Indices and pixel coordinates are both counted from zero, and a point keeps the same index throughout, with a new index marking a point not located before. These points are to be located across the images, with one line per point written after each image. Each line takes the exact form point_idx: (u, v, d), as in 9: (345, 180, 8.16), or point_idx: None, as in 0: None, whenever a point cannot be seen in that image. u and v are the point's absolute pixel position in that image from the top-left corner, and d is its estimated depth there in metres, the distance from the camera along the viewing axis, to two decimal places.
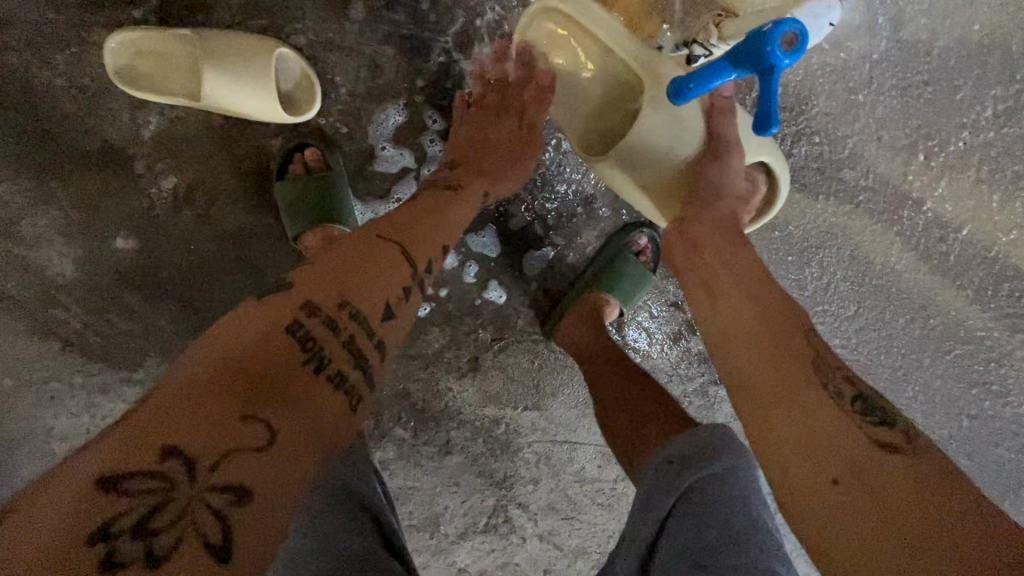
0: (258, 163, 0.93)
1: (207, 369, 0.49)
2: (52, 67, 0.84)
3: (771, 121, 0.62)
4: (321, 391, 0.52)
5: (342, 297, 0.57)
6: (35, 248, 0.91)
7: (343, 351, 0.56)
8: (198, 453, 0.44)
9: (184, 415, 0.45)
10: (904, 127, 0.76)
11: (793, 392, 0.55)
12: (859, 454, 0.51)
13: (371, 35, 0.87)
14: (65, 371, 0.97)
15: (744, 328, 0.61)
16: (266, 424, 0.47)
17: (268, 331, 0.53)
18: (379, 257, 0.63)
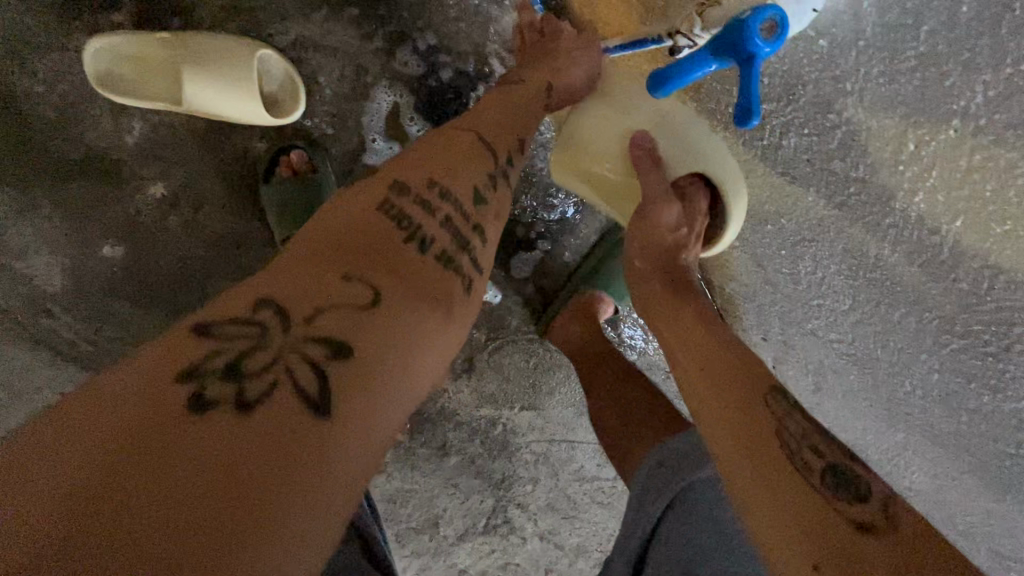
0: (246, 168, 0.92)
1: (313, 252, 0.46)
2: (31, 74, 0.83)
3: (751, 113, 0.62)
4: (423, 267, 0.49)
5: (431, 178, 0.54)
6: (21, 258, 0.90)
7: (443, 229, 0.52)
8: (290, 306, 0.41)
9: (297, 275, 0.43)
10: (891, 116, 0.72)
11: (751, 409, 0.53)
12: (832, 532, 0.44)
13: (354, 34, 0.86)
14: (57, 381, 0.97)
15: (710, 399, 0.56)
16: (369, 287, 0.45)
17: (360, 212, 0.49)
18: (457, 144, 0.58)
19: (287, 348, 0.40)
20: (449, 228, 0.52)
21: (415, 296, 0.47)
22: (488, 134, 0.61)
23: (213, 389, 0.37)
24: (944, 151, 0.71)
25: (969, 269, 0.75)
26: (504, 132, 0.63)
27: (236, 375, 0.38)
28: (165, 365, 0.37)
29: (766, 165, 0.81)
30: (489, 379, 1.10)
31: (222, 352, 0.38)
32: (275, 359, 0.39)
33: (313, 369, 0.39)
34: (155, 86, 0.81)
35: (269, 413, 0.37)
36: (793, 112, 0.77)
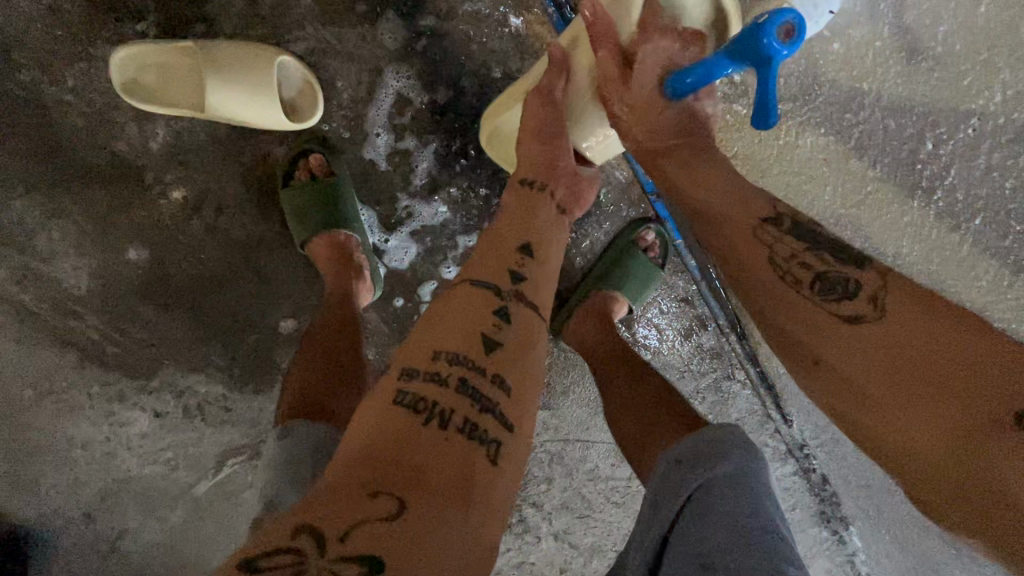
0: (265, 172, 0.94)
1: (371, 411, 0.54)
2: (60, 83, 0.86)
3: (769, 113, 0.63)
4: (440, 456, 0.51)
5: (436, 351, 0.57)
6: (49, 261, 0.93)
7: (462, 399, 0.54)
8: (327, 523, 0.45)
9: (322, 499, 0.47)
10: (908, 116, 0.69)
11: (811, 325, 0.54)
12: (849, 340, 0.51)
13: (372, 41, 0.88)
14: (84, 381, 0.99)
15: (739, 272, 0.61)
16: (392, 496, 0.47)
17: (378, 415, 0.53)
18: (464, 305, 0.60)
19: (331, 567, 0.43)
20: (468, 390, 0.55)
21: (447, 487, 0.49)
22: (482, 276, 0.62)
23: (269, 557, 0.44)
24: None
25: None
26: (494, 266, 0.63)
27: None
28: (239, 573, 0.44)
29: None
30: None
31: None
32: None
33: None
34: (178, 93, 0.84)
35: None
36: (810, 111, 0.80)
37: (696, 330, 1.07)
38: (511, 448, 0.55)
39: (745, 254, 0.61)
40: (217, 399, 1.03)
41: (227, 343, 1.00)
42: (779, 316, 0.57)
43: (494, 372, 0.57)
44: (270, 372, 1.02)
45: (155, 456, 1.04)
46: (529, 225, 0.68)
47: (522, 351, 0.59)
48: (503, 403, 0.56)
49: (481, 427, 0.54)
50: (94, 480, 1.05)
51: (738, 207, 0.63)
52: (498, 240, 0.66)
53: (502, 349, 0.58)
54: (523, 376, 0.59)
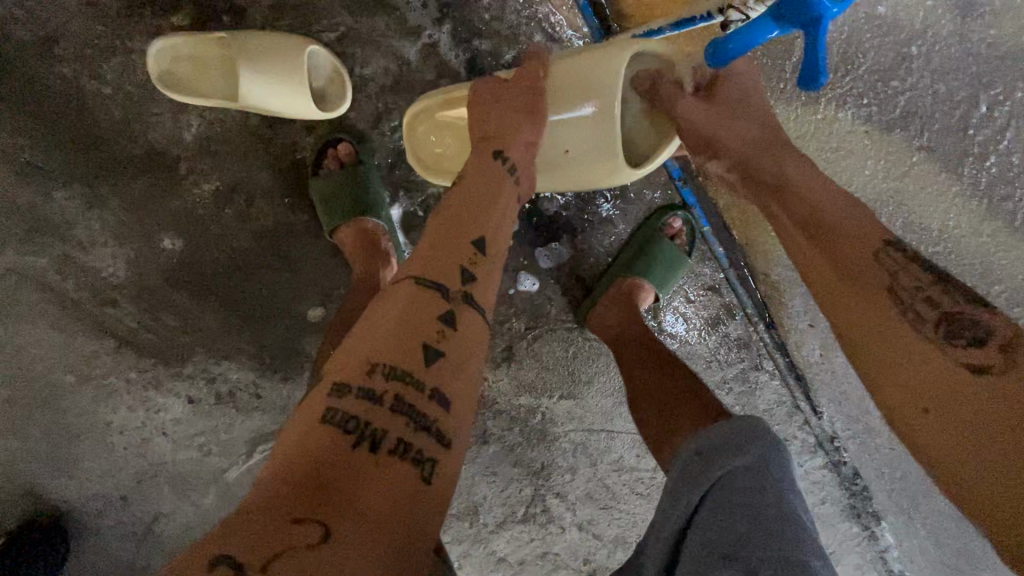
0: (294, 162, 0.96)
1: (298, 444, 0.51)
2: (100, 76, 0.88)
3: (819, 74, 0.60)
4: (371, 485, 0.49)
5: (372, 362, 0.54)
6: (89, 250, 0.96)
7: (394, 415, 0.53)
8: (246, 557, 0.43)
9: (240, 530, 0.45)
10: (961, 77, 0.71)
11: (918, 369, 0.51)
12: (959, 383, 0.49)
13: (399, 28, 0.89)
14: (121, 367, 1.02)
15: (835, 285, 0.58)
16: (315, 524, 0.45)
17: (306, 437, 0.51)
18: (406, 305, 0.58)
19: None
20: (404, 407, 0.53)
21: (373, 513, 0.48)
22: (429, 274, 0.60)
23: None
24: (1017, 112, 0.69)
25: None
26: (444, 264, 0.60)
27: None
28: None
29: (819, 140, 0.81)
30: (528, 368, 1.10)
31: None
32: None
33: None
34: (211, 84, 0.85)
35: None
36: (850, 82, 0.76)
37: (723, 320, 1.06)
38: (444, 463, 0.54)
39: (853, 282, 0.57)
40: (248, 385, 1.05)
41: (258, 332, 1.02)
42: (878, 357, 0.54)
43: (431, 385, 0.55)
44: (299, 360, 1.04)
45: (188, 442, 1.07)
46: (481, 221, 0.64)
47: (462, 364, 0.58)
48: (440, 416, 0.55)
49: (415, 445, 0.53)
50: (131, 464, 1.08)
51: (854, 244, 0.58)
52: (443, 239, 0.63)
53: (444, 357, 0.57)
54: (461, 389, 0.57)
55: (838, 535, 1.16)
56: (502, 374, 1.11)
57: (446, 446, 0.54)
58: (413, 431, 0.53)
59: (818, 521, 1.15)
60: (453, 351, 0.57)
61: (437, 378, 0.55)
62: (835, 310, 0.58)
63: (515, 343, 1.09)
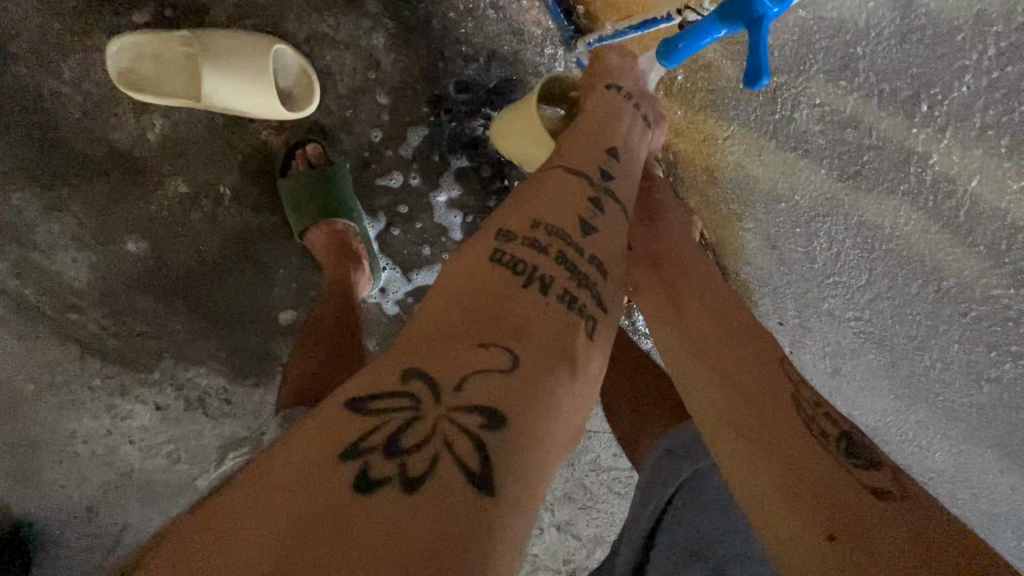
0: (263, 163, 0.94)
1: (468, 279, 0.51)
2: (57, 75, 0.86)
3: (760, 74, 0.58)
4: (549, 313, 0.50)
5: (532, 219, 0.56)
6: (49, 254, 0.93)
7: (560, 266, 0.53)
8: (442, 375, 0.43)
9: (433, 353, 0.44)
10: (903, 78, 0.67)
11: (814, 474, 0.48)
12: (853, 494, 0.46)
13: (366, 27, 0.88)
14: (85, 374, 0.99)
15: (715, 354, 0.59)
16: (505, 349, 0.46)
17: (476, 269, 0.51)
18: (558, 187, 0.60)
19: (442, 417, 0.41)
20: (564, 263, 0.54)
21: (555, 347, 0.49)
22: (575, 164, 0.63)
23: (384, 400, 0.41)
24: (956, 114, 0.65)
25: (986, 231, 0.69)
26: (581, 158, 0.64)
27: (397, 442, 0.39)
28: (324, 436, 0.39)
29: (779, 141, 0.81)
30: None
31: (383, 422, 0.40)
32: (426, 425, 0.40)
33: (470, 432, 0.41)
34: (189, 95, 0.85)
35: (437, 481, 0.38)
36: (804, 83, 0.76)
37: None
38: (606, 325, 0.54)
39: (740, 382, 0.55)
40: (218, 391, 1.03)
41: (227, 335, 1.00)
42: (765, 457, 0.51)
43: (589, 254, 0.56)
44: (270, 364, 1.03)
45: (158, 449, 1.05)
46: (603, 134, 0.68)
47: (614, 235, 0.60)
48: (597, 280, 0.56)
49: (578, 299, 0.53)
50: (98, 473, 1.05)
51: (738, 349, 0.58)
52: (563, 182, 0.60)
53: (598, 230, 0.58)
54: (596, 327, 0.53)
55: None
56: None
57: (580, 393, 0.48)
58: (554, 366, 0.47)
59: None
60: (586, 303, 0.53)
61: (571, 320, 0.51)
62: (710, 393, 0.57)
63: None
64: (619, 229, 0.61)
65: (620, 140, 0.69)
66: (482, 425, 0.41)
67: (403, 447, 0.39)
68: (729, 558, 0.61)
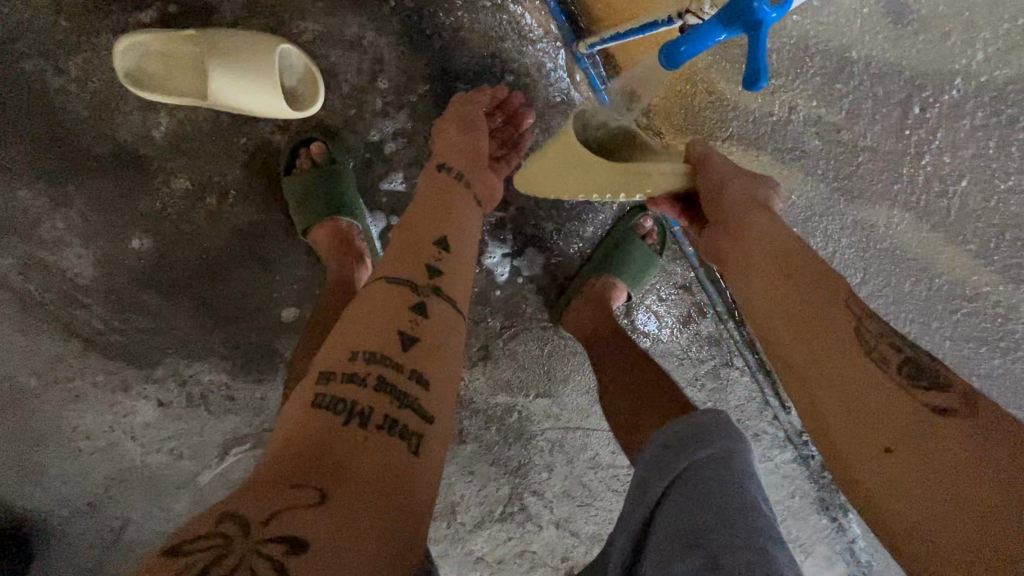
0: (265, 161, 0.95)
1: (304, 417, 0.56)
2: (65, 73, 0.87)
3: (760, 77, 0.60)
4: (365, 440, 0.56)
5: (353, 349, 0.61)
6: (54, 250, 0.93)
7: (381, 394, 0.59)
8: (250, 512, 0.47)
9: (253, 492, 0.49)
10: (895, 81, 0.69)
11: (878, 406, 0.55)
12: (915, 419, 0.53)
13: (371, 28, 0.89)
14: (89, 370, 1.00)
15: (781, 302, 0.63)
16: (315, 487, 0.50)
17: (300, 413, 0.57)
18: (374, 302, 0.65)
19: (247, 551, 0.45)
20: (387, 388, 0.59)
21: (370, 478, 0.53)
22: (400, 274, 0.67)
23: (195, 542, 0.46)
24: (946, 115, 0.68)
25: (976, 230, 0.73)
26: (410, 261, 0.68)
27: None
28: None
29: (777, 142, 0.82)
30: (504, 367, 1.10)
31: (186, 564, 0.44)
32: (232, 559, 0.45)
33: (275, 562, 0.45)
34: (199, 95, 0.86)
35: None
36: (800, 85, 0.76)
37: (695, 317, 1.08)
38: (429, 440, 0.59)
39: (807, 328, 0.61)
40: (221, 387, 1.04)
41: (229, 332, 1.01)
42: (830, 389, 0.58)
43: (410, 368, 0.62)
44: (273, 360, 1.04)
45: (160, 444, 1.06)
46: (438, 225, 0.73)
47: (437, 344, 0.65)
48: (419, 397, 0.61)
49: (400, 421, 0.58)
50: (100, 468, 1.06)
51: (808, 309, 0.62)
52: (386, 295, 0.65)
53: (418, 343, 0.63)
54: (433, 396, 0.62)
55: (810, 526, 1.19)
56: (478, 373, 1.10)
57: (403, 512, 0.53)
58: (362, 499, 0.51)
59: (789, 514, 1.18)
60: (408, 422, 0.59)
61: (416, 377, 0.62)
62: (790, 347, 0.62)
63: (491, 342, 1.08)
64: (445, 332, 0.67)
65: (461, 241, 0.74)
66: (285, 553, 0.45)
67: None
68: (733, 547, 0.59)
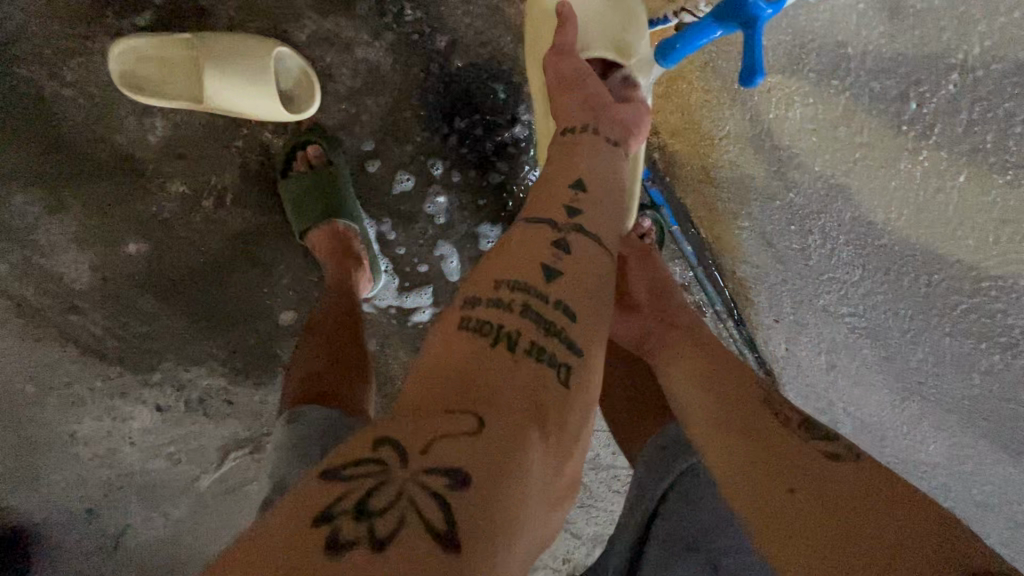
0: (263, 164, 0.95)
1: (448, 353, 0.49)
2: (60, 77, 0.86)
3: (754, 73, 0.60)
4: (516, 374, 0.48)
5: (498, 280, 0.54)
6: (50, 256, 0.93)
7: (526, 322, 0.51)
8: (408, 441, 0.42)
9: (404, 422, 0.43)
10: (891, 77, 0.71)
11: (774, 449, 0.54)
12: (809, 461, 0.52)
13: (367, 30, 0.89)
14: (86, 376, 1.00)
15: (687, 370, 0.65)
16: (471, 413, 0.44)
17: (445, 340, 0.50)
18: (513, 242, 0.57)
19: (409, 481, 0.40)
20: (531, 315, 0.51)
21: (523, 413, 0.46)
22: (539, 214, 0.59)
23: (355, 467, 0.41)
24: (942, 110, 0.69)
25: (974, 225, 0.72)
26: (548, 202, 0.60)
27: (366, 505, 0.38)
28: (289, 544, 0.36)
29: (775, 139, 0.82)
30: None
31: (350, 490, 0.39)
32: (393, 490, 0.39)
33: (438, 495, 0.39)
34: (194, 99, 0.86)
35: (400, 550, 0.36)
36: (797, 82, 0.78)
37: None
38: (580, 375, 0.52)
39: (708, 377, 0.63)
40: (219, 392, 1.03)
41: (227, 336, 1.01)
42: (735, 440, 0.56)
43: (556, 300, 0.53)
44: (270, 364, 1.03)
45: (158, 450, 1.05)
46: (579, 164, 0.63)
47: (586, 279, 0.56)
48: (566, 327, 0.52)
49: (549, 350, 0.51)
50: (97, 475, 1.05)
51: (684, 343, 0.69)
52: (529, 234, 0.57)
53: (563, 278, 0.55)
54: (580, 335, 0.53)
55: None
56: None
57: (553, 460, 0.46)
58: (522, 433, 0.45)
59: None
60: (556, 351, 0.51)
61: (546, 413, 0.47)
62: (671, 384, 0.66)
63: None
64: (597, 274, 0.57)
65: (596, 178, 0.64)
66: (448, 487, 0.40)
67: (371, 517, 0.38)
68: (738, 550, 0.61)
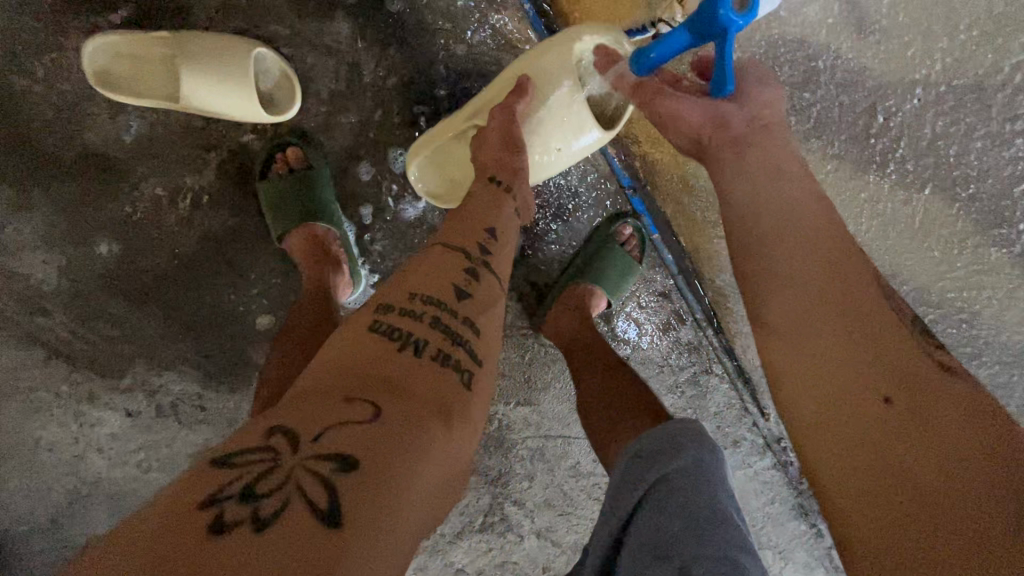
0: (240, 165, 0.93)
1: (356, 354, 0.52)
2: (31, 73, 0.84)
3: (726, 84, 0.63)
4: (418, 375, 0.52)
5: (410, 293, 0.57)
6: (16, 256, 0.90)
7: (434, 332, 0.55)
8: (302, 428, 0.44)
9: (302, 410, 0.46)
10: (859, 90, 0.72)
11: (882, 346, 0.52)
12: (913, 369, 0.52)
13: (349, 33, 0.89)
14: (52, 381, 0.96)
15: (797, 234, 0.58)
16: (369, 404, 0.47)
17: (354, 342, 0.53)
18: (426, 260, 0.61)
19: (298, 466, 0.42)
20: (439, 328, 0.55)
21: (425, 407, 0.50)
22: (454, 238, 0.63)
23: (246, 455, 0.43)
24: (908, 124, 0.71)
25: (939, 236, 0.75)
26: (463, 226, 0.65)
27: (253, 489, 0.41)
28: (174, 515, 0.39)
29: None
30: None
31: (237, 478, 0.41)
32: (281, 474, 0.42)
33: (324, 478, 0.42)
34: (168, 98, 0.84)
35: (282, 528, 0.39)
36: None
37: (674, 325, 1.08)
38: (479, 383, 0.56)
39: (827, 251, 0.57)
40: (192, 397, 1.01)
41: (201, 341, 0.99)
42: (827, 325, 0.54)
43: (463, 316, 0.58)
44: (246, 369, 1.01)
45: (126, 458, 1.02)
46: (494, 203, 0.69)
47: (489, 303, 0.61)
48: (471, 341, 0.57)
49: (452, 357, 0.55)
50: (62, 483, 1.02)
51: (813, 240, 0.57)
52: (443, 256, 0.61)
53: (472, 298, 0.59)
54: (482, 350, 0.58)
55: (787, 537, 1.19)
56: None
57: (455, 447, 0.50)
58: (422, 423, 0.48)
59: (769, 521, 1.18)
60: (459, 359, 0.55)
61: (444, 408, 0.51)
62: (793, 256, 0.57)
63: None
64: (496, 297, 0.62)
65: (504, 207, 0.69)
66: (335, 469, 0.42)
67: (255, 494, 0.40)
68: (706, 556, 0.59)
